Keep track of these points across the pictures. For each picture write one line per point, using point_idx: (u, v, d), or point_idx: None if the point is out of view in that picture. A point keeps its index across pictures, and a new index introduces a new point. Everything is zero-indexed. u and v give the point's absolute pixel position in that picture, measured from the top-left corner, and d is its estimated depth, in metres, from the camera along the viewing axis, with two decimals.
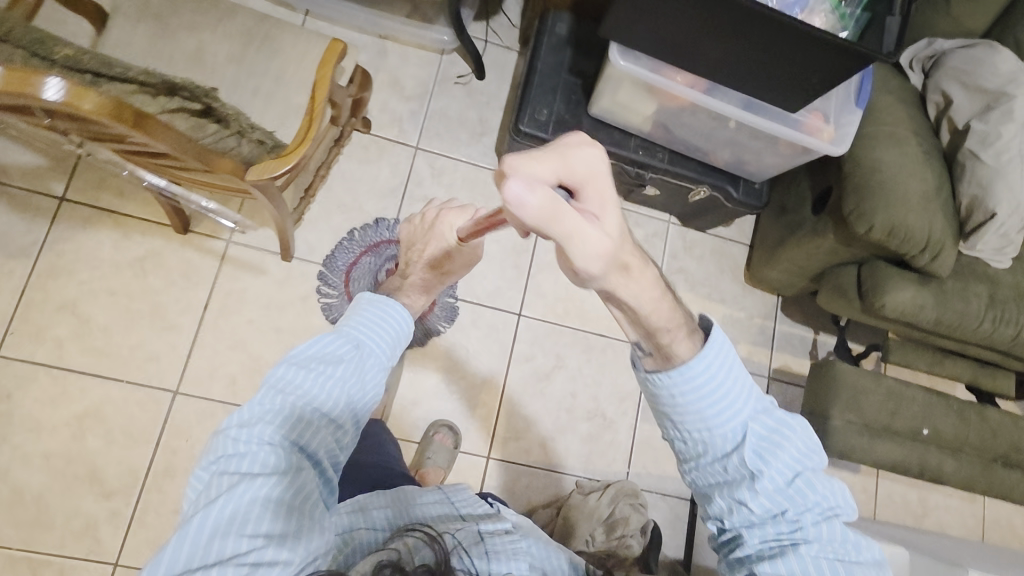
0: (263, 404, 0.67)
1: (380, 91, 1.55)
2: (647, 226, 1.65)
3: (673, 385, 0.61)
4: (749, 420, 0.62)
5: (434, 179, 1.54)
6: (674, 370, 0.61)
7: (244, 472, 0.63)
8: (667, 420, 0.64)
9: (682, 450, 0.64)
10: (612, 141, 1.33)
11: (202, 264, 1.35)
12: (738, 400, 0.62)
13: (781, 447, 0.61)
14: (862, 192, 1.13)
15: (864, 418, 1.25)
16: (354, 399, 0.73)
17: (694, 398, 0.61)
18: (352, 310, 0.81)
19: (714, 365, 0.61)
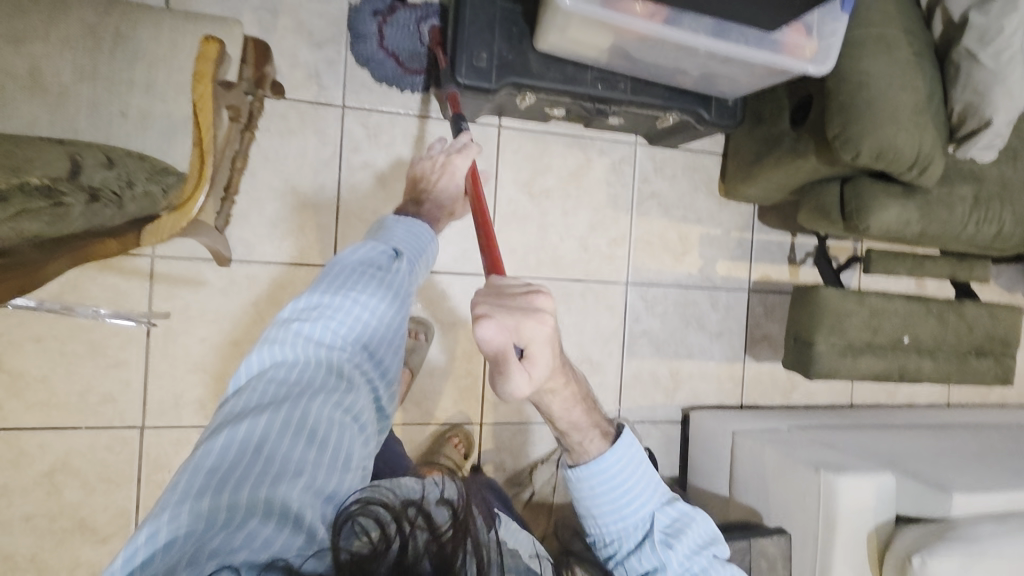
0: (318, 301, 0.75)
1: (284, 40, 1.29)
2: (613, 152, 1.51)
3: (588, 478, 0.78)
4: (655, 511, 0.78)
5: (371, 141, 1.35)
6: (593, 464, 0.78)
7: (295, 381, 0.67)
8: (588, 517, 0.80)
9: (603, 543, 0.80)
10: (565, 78, 1.15)
11: (131, 288, 1.21)
12: (644, 493, 0.78)
13: (686, 531, 0.77)
14: (848, 112, 1.01)
15: (846, 339, 1.25)
16: (387, 303, 0.78)
17: (604, 493, 0.78)
18: (382, 229, 0.90)
19: (623, 466, 0.77)
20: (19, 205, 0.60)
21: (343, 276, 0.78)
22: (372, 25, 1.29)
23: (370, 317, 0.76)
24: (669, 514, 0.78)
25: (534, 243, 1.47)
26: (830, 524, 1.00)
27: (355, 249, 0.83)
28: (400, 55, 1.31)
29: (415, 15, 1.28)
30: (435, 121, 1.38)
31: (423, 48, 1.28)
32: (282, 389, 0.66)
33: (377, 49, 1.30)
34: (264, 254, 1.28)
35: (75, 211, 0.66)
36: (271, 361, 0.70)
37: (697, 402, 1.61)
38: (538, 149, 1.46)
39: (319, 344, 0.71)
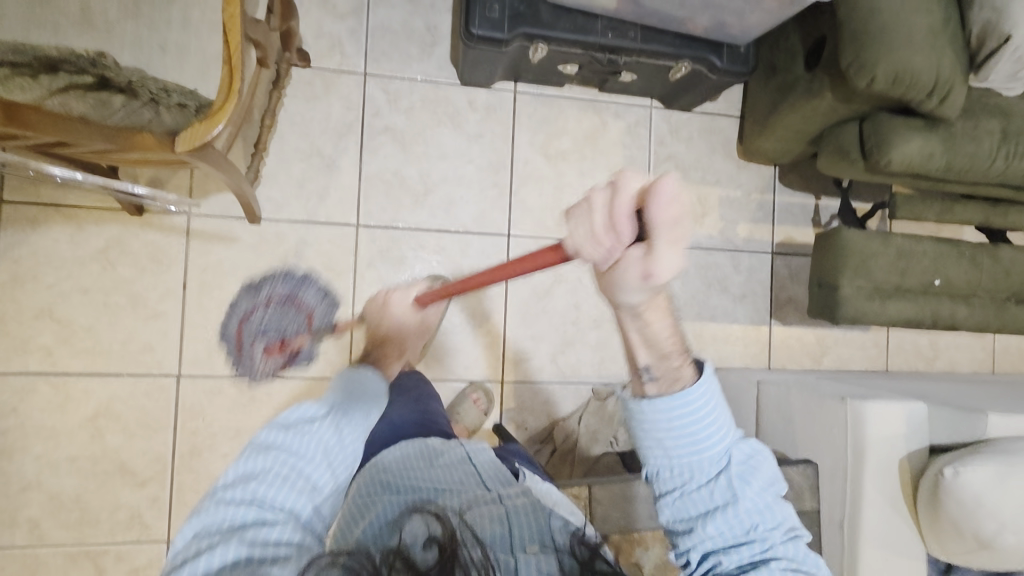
0: (248, 463, 0.63)
1: (310, 13, 1.37)
2: (628, 115, 1.53)
3: (671, 410, 0.63)
4: (731, 445, 0.65)
5: (392, 106, 1.41)
6: (683, 395, 0.63)
7: (237, 533, 0.57)
8: (656, 449, 0.65)
9: (667, 480, 0.65)
10: (576, 27, 1.18)
11: (168, 244, 1.28)
12: (724, 425, 0.64)
13: (759, 469, 0.65)
14: (860, 39, 1.00)
15: (873, 282, 1.22)
16: (351, 438, 0.69)
17: (687, 427, 0.63)
18: (331, 387, 0.79)
19: (711, 395, 0.63)
20: (68, 82, 0.79)
21: (271, 437, 0.65)
22: (244, 305, 1.32)
23: (320, 468, 0.65)
24: (749, 469, 0.64)
25: (551, 204, 1.49)
26: (858, 453, 0.96)
27: (290, 411, 0.69)
28: (243, 356, 1.31)
29: (289, 293, 1.33)
30: (452, 87, 1.44)
31: (278, 302, 1.33)
32: (221, 537, 0.56)
33: (243, 312, 1.31)
34: (291, 213, 1.35)
35: (116, 101, 0.80)
36: (196, 533, 0.58)
37: (721, 365, 1.58)
38: (552, 112, 1.49)
39: (255, 495, 0.60)
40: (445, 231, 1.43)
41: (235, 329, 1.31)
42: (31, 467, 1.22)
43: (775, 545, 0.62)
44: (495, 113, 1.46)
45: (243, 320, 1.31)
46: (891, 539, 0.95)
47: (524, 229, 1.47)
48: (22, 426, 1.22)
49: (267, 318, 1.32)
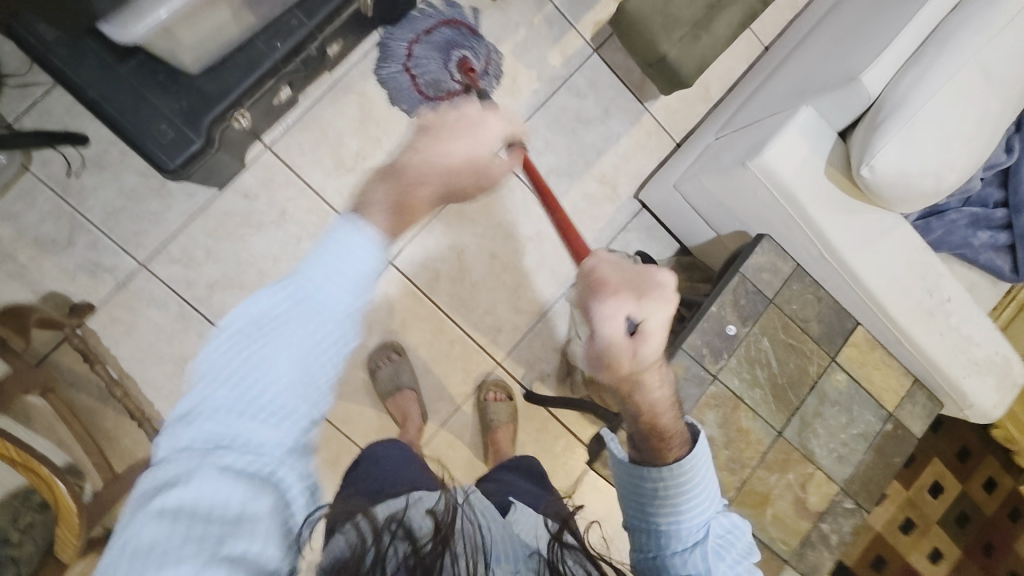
0: (254, 310, 0.53)
1: (42, 267, 1.20)
2: (374, 65, 1.35)
3: (651, 482, 0.69)
4: (710, 520, 0.68)
5: (193, 266, 1.27)
6: (656, 468, 0.69)
7: (228, 428, 0.49)
8: (635, 513, 0.70)
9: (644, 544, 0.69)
10: (247, 67, 1.01)
11: None
12: (699, 505, 0.68)
13: (732, 547, 0.68)
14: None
15: (688, 21, 1.10)
16: (340, 287, 0.56)
17: (673, 493, 0.68)
18: (329, 233, 0.57)
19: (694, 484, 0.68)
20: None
21: (284, 303, 0.53)
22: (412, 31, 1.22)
23: (311, 330, 0.53)
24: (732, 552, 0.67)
25: (394, 202, 1.37)
26: (788, 196, 0.95)
27: (323, 251, 0.55)
28: (415, 68, 1.22)
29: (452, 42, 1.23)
30: (218, 198, 1.28)
31: (456, 58, 1.24)
32: (207, 441, 0.48)
33: (399, 72, 1.25)
34: None
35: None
36: (178, 421, 0.49)
37: (641, 180, 1.52)
38: (315, 130, 1.32)
39: (244, 378, 0.50)
40: None
41: (409, 38, 1.22)
42: None
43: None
44: (274, 181, 1.31)
45: (414, 44, 1.23)
46: (870, 234, 0.98)
47: (396, 243, 1.38)
48: None
49: (440, 54, 1.23)
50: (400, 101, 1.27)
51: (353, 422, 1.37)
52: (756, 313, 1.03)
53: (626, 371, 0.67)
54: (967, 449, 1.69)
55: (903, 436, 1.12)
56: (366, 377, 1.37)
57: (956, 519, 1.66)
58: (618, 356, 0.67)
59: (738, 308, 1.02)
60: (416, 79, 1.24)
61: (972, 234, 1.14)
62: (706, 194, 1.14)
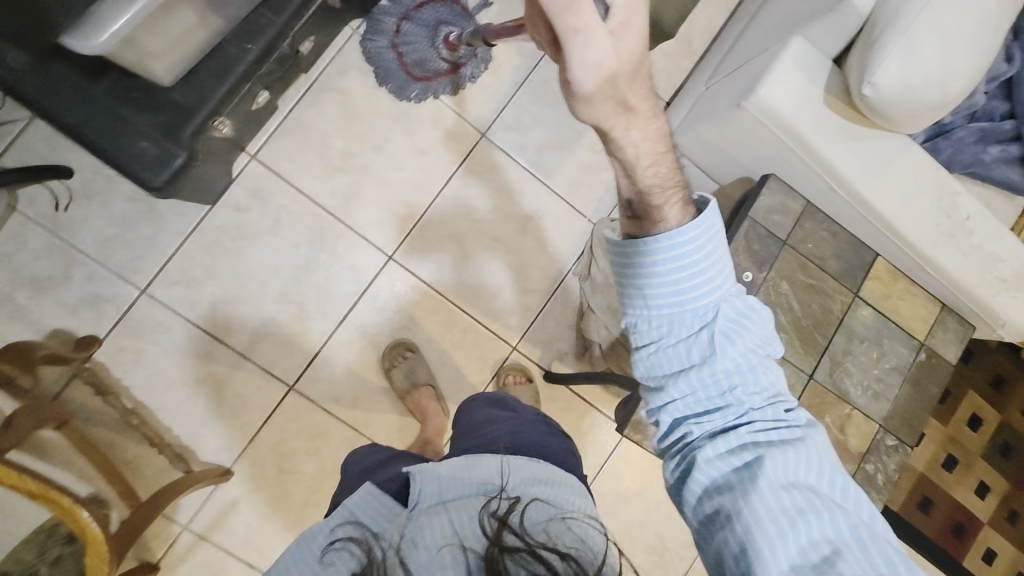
0: None
1: (42, 304, 1.18)
2: (349, 61, 1.32)
3: (653, 251, 0.59)
4: (722, 302, 0.59)
5: (194, 286, 1.25)
6: (671, 232, 0.59)
7: None
8: (635, 294, 0.61)
9: (645, 333, 0.61)
10: (221, 70, 0.99)
11: (202, 558, 1.25)
12: (715, 279, 0.59)
13: (747, 333, 0.60)
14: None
15: None
16: None
17: (673, 267, 0.58)
18: None
19: (705, 243, 0.58)
20: None
21: None
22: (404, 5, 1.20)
23: None
24: (758, 356, 0.59)
25: (387, 197, 1.35)
26: (792, 129, 0.91)
27: None
28: (402, 46, 1.24)
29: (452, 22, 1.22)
30: (210, 214, 1.26)
31: (447, 33, 1.22)
32: None
33: (385, 48, 1.24)
34: (242, 439, 1.27)
35: None
36: None
37: None
38: (298, 134, 1.30)
39: None
40: (350, 314, 1.33)
41: (397, 15, 1.21)
42: None
43: (755, 410, 0.58)
44: (264, 190, 1.28)
45: (405, 19, 1.21)
46: (881, 158, 0.94)
47: (396, 238, 1.35)
48: None
49: (433, 32, 1.22)
50: (383, 79, 1.29)
51: (374, 424, 1.35)
52: (772, 258, 1.00)
53: (605, 71, 0.48)
54: (1002, 377, 1.65)
55: (938, 365, 1.08)
56: (382, 377, 1.34)
57: (998, 450, 1.62)
58: (588, 48, 0.47)
59: (753, 255, 0.99)
60: (403, 54, 1.25)
61: (983, 150, 1.10)
62: (704, 143, 1.10)
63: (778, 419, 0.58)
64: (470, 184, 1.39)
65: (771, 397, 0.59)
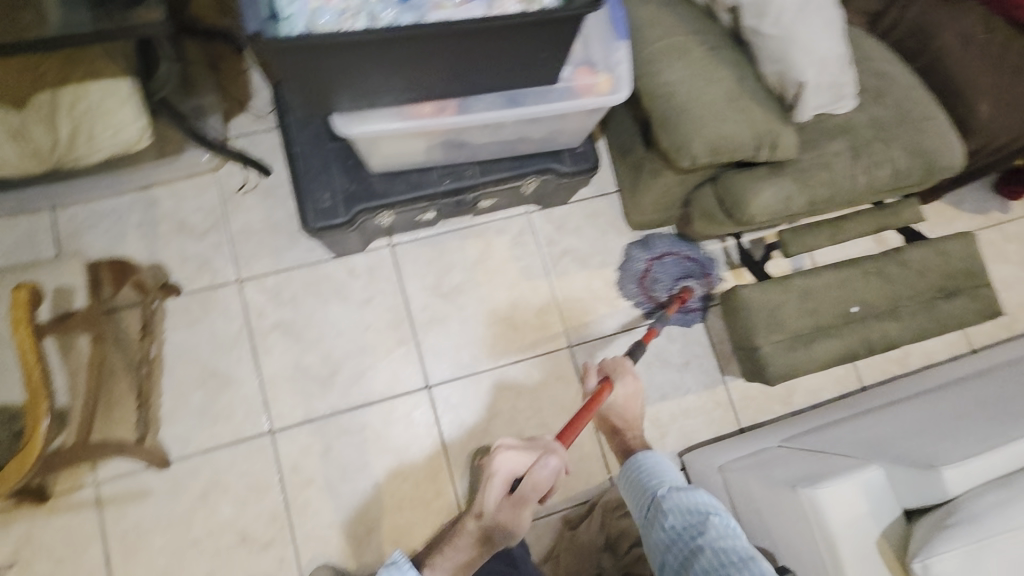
0: None
1: (172, 242, 1.40)
2: (509, 228, 1.52)
3: (629, 468, 1.05)
4: (670, 483, 0.99)
5: (274, 301, 1.41)
6: (632, 456, 1.05)
7: None
8: (630, 496, 1.03)
9: (646, 522, 0.97)
10: (411, 186, 1.21)
11: (82, 520, 1.23)
12: (663, 475, 1.01)
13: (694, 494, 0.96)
14: (678, 123, 1.00)
15: (790, 330, 1.15)
16: None
17: (644, 473, 1.02)
18: None
19: (651, 456, 1.04)
20: None
21: None
22: (666, 246, 1.55)
23: None
24: (704, 509, 0.93)
25: (462, 340, 1.45)
26: (832, 548, 0.87)
27: None
28: (652, 267, 1.54)
29: (697, 272, 1.54)
30: (329, 263, 1.44)
31: (690, 280, 1.54)
32: None
33: (641, 261, 1.54)
34: (201, 443, 1.31)
35: None
36: None
37: (691, 441, 1.46)
38: (433, 251, 1.48)
39: None
40: (360, 407, 1.38)
41: (659, 249, 1.55)
42: None
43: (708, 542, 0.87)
44: (378, 272, 1.45)
45: (664, 254, 1.55)
46: None
47: (442, 374, 1.42)
48: None
49: (680, 271, 1.54)
50: (624, 281, 1.53)
51: (302, 516, 1.30)
52: None
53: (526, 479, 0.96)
54: None
55: None
56: (342, 478, 1.33)
57: None
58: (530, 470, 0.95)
59: None
60: (649, 272, 1.53)
61: None
62: (747, 497, 1.07)
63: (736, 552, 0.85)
64: (531, 375, 1.45)
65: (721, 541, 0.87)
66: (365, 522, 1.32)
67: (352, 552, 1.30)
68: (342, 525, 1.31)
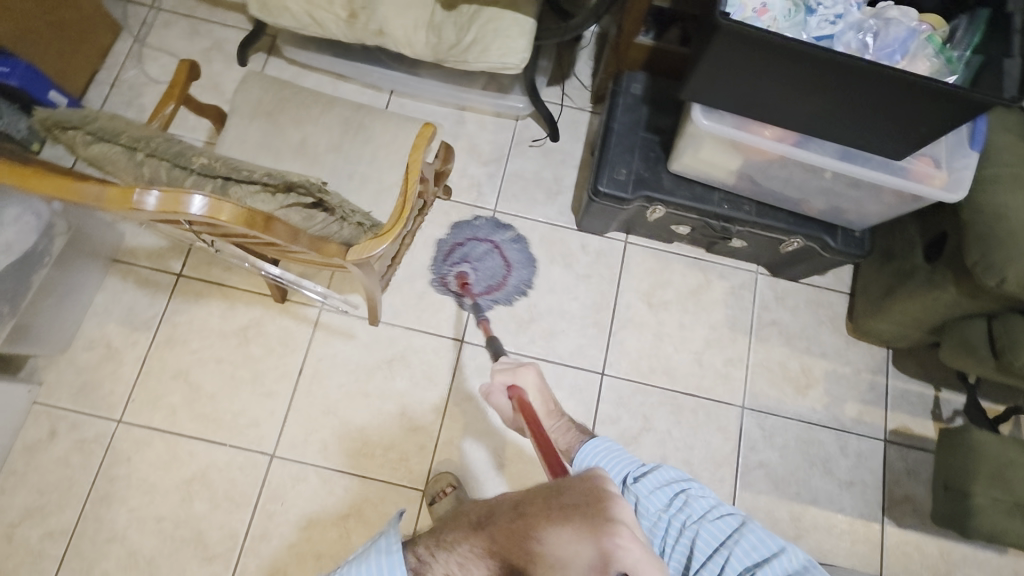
0: None
1: (459, 157, 1.63)
2: (733, 277, 1.57)
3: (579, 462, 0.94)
4: (630, 472, 0.94)
5: (512, 239, 1.57)
6: (584, 444, 0.95)
7: None
8: None
9: None
10: (693, 195, 1.31)
11: (297, 330, 1.44)
12: (619, 462, 0.94)
13: (661, 484, 0.93)
14: (1005, 242, 1.01)
15: (1017, 496, 1.06)
16: None
17: (601, 463, 0.93)
18: None
19: (602, 440, 0.95)
20: (294, 198, 0.84)
21: None
22: (483, 244, 1.55)
23: None
24: (671, 489, 0.93)
25: (649, 350, 1.51)
26: None
27: None
28: (477, 261, 1.54)
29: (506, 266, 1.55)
30: (568, 231, 1.58)
31: (466, 267, 1.53)
32: None
33: (489, 252, 1.55)
34: (406, 320, 1.48)
35: (321, 217, 0.88)
36: None
37: (823, 560, 1.37)
38: (659, 264, 1.57)
39: None
40: (538, 360, 1.48)
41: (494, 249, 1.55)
42: (122, 519, 1.30)
43: (704, 523, 0.89)
44: (604, 258, 1.57)
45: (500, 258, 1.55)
46: None
47: (618, 370, 1.49)
48: (129, 477, 1.33)
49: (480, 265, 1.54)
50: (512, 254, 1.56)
51: (451, 423, 1.41)
52: None
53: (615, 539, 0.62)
54: None
55: None
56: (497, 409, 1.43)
57: None
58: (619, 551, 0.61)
59: None
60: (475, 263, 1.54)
61: None
62: None
63: (733, 528, 0.88)
64: (695, 414, 1.46)
65: (713, 513, 0.90)
66: (498, 457, 1.40)
67: (476, 475, 1.39)
68: (480, 447, 1.40)
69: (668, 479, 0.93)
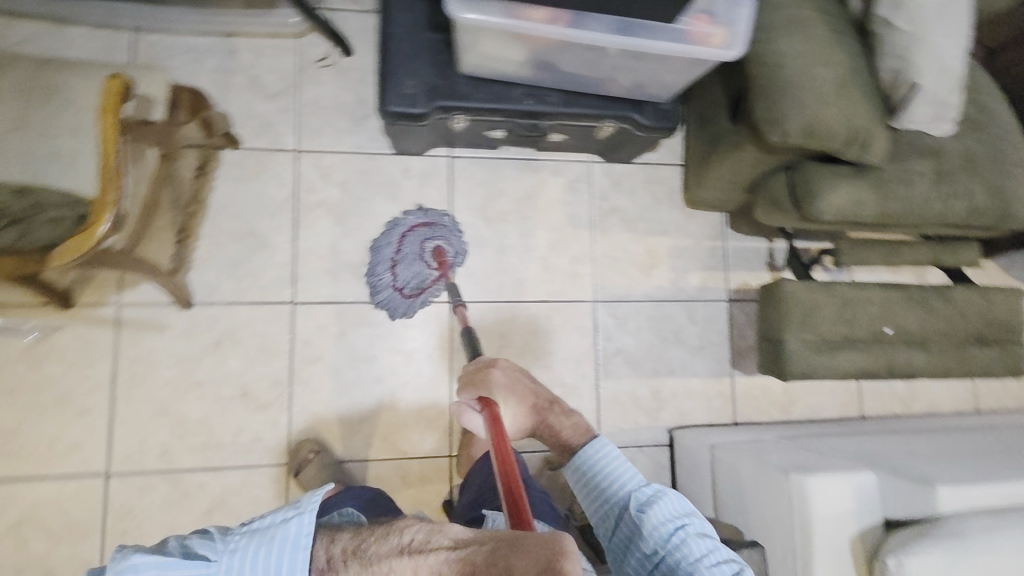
0: None
1: (240, 95, 1.40)
2: (567, 172, 1.51)
3: (575, 465, 0.95)
4: (634, 491, 0.89)
5: (324, 179, 1.41)
6: (586, 448, 0.94)
7: None
8: (581, 497, 0.94)
9: (619, 537, 0.89)
10: (495, 95, 1.19)
11: (97, 335, 1.27)
12: (624, 474, 0.91)
13: (663, 505, 0.86)
14: (784, 93, 0.99)
15: (821, 334, 1.16)
16: None
17: (602, 472, 0.92)
18: None
19: (607, 447, 0.94)
20: None
21: None
22: (387, 254, 1.36)
23: None
24: (675, 522, 0.85)
25: (494, 267, 1.46)
26: (807, 529, 0.90)
27: None
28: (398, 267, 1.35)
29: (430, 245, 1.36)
30: (386, 157, 1.44)
31: (431, 247, 1.36)
32: None
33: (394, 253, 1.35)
34: (223, 295, 1.33)
35: None
36: None
37: (685, 422, 1.48)
38: (490, 174, 1.48)
39: None
40: (381, 304, 1.40)
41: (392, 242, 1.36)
42: None
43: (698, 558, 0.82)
44: (430, 179, 1.45)
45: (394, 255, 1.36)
46: None
47: (467, 294, 1.44)
48: None
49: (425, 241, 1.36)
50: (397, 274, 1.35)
51: (301, 390, 1.34)
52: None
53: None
54: None
55: None
56: (348, 364, 1.36)
57: None
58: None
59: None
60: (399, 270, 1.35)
61: None
62: (733, 477, 1.09)
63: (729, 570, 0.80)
64: (550, 319, 1.46)
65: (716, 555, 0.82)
66: (360, 410, 1.36)
67: (340, 434, 1.34)
68: (338, 406, 1.35)
69: (678, 504, 0.87)
